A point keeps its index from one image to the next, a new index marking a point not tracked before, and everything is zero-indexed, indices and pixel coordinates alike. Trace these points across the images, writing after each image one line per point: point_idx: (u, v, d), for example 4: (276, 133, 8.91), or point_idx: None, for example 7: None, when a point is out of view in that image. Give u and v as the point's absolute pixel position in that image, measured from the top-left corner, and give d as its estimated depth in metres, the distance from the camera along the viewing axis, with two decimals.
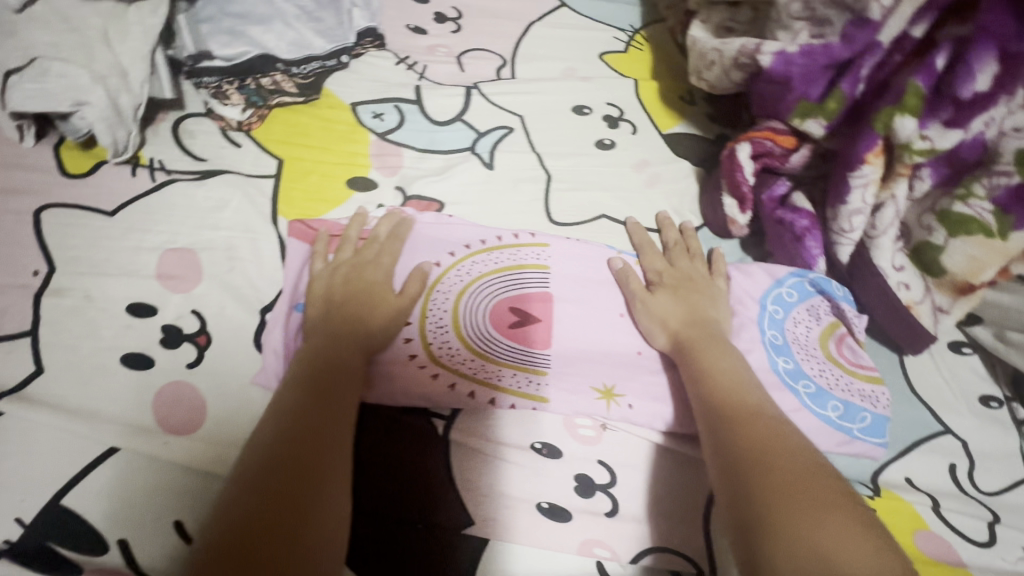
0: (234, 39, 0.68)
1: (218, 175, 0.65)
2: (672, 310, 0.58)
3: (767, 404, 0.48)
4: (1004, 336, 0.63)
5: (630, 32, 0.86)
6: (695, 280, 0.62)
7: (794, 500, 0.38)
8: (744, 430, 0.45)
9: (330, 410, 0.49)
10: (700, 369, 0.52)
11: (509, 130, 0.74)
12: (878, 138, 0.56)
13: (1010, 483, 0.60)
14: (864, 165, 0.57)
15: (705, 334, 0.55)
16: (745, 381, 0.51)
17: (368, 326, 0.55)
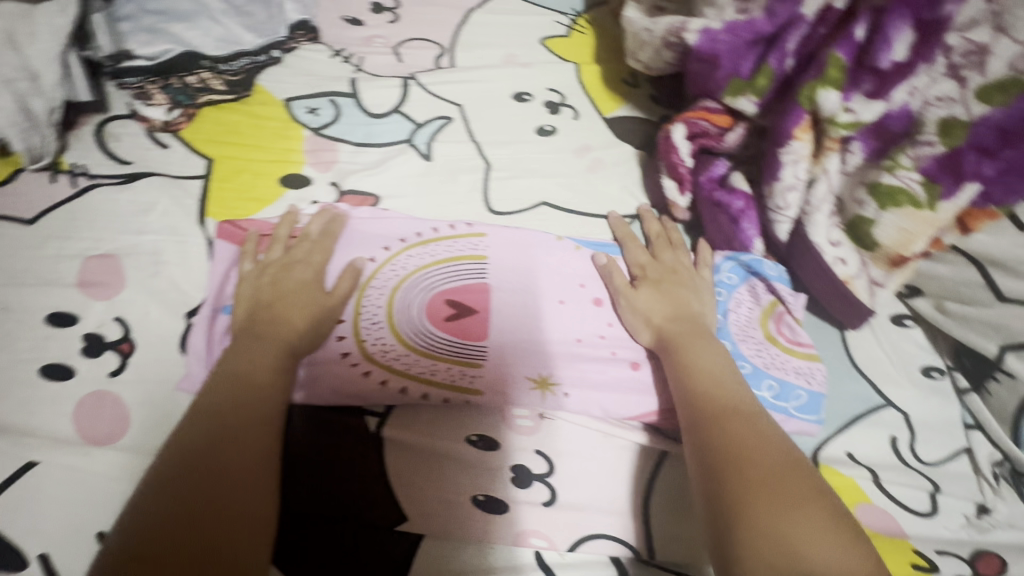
0: (155, 38, 0.67)
1: (144, 177, 0.63)
2: (655, 306, 0.58)
3: (748, 401, 0.49)
4: (943, 306, 0.62)
5: (572, 16, 0.84)
6: (680, 274, 0.61)
7: (772, 505, 0.40)
8: (727, 429, 0.46)
9: (259, 406, 0.48)
10: (684, 365, 0.53)
11: (448, 120, 0.73)
12: (805, 113, 0.56)
13: (951, 452, 0.61)
14: (794, 140, 0.58)
15: (688, 330, 0.56)
16: (728, 377, 0.52)
17: (296, 326, 0.54)
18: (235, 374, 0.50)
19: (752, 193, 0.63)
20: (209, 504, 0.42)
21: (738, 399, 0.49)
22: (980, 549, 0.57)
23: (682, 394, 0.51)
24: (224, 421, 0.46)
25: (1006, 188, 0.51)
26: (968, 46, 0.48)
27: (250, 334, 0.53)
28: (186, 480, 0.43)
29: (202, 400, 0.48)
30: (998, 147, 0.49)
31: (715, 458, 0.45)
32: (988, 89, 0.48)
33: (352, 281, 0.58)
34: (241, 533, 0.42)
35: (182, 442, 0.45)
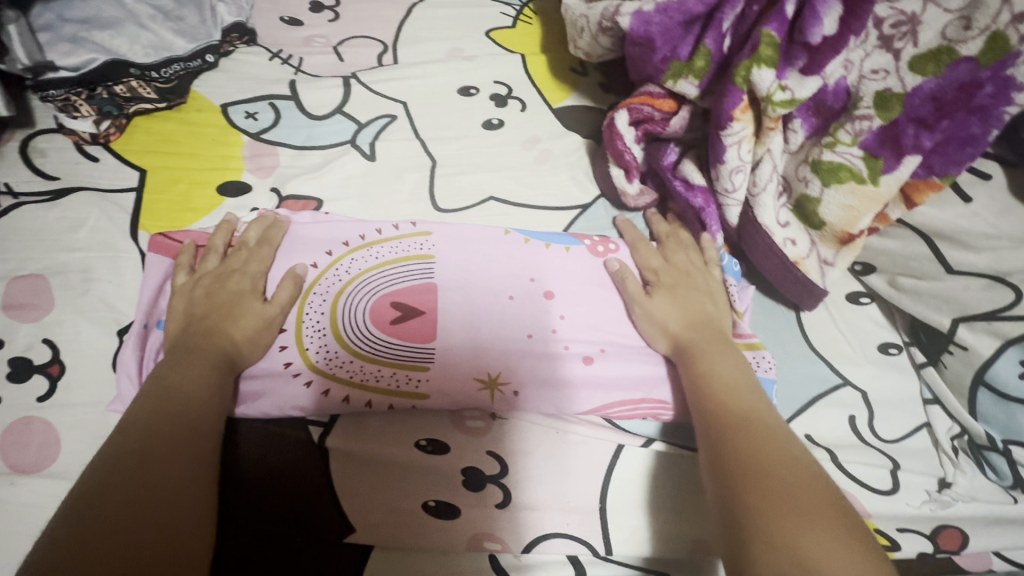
0: (77, 48, 0.64)
1: (72, 193, 0.61)
2: (672, 312, 0.56)
3: (768, 412, 0.47)
4: (896, 282, 0.62)
5: (518, 6, 0.83)
6: (694, 275, 0.59)
7: (786, 512, 0.37)
8: (744, 437, 0.43)
9: (195, 417, 0.45)
10: (703, 375, 0.50)
11: (392, 118, 0.71)
12: (742, 94, 0.54)
13: (910, 428, 0.60)
14: (733, 121, 0.55)
15: (706, 338, 0.54)
16: (747, 387, 0.49)
17: (232, 337, 0.51)
18: (170, 381, 0.47)
19: (707, 184, 0.62)
20: (134, 518, 0.39)
21: (758, 409, 0.47)
22: (943, 524, 0.57)
23: (700, 404, 0.48)
24: (159, 432, 0.43)
25: (944, 158, 0.51)
26: (899, 17, 0.49)
27: (179, 346, 0.50)
28: (114, 491, 0.39)
29: (131, 410, 0.45)
30: (934, 119, 0.50)
31: (730, 466, 0.42)
32: (921, 60, 0.49)
33: (292, 288, 0.55)
34: (173, 551, 0.39)
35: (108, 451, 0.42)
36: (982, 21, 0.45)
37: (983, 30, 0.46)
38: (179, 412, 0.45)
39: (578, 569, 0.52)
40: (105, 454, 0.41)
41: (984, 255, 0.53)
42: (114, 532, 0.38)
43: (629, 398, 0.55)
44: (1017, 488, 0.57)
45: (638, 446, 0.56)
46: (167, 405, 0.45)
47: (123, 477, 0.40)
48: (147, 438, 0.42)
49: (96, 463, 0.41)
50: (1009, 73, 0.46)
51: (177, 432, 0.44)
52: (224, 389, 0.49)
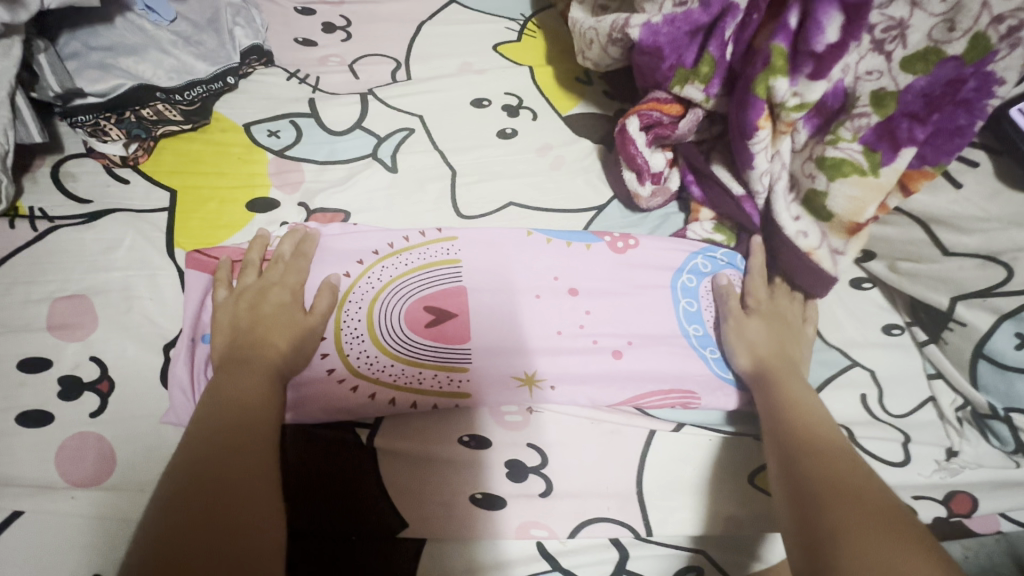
0: (105, 74, 0.66)
1: (107, 214, 0.63)
2: (760, 338, 0.59)
3: (843, 438, 0.50)
4: (895, 267, 0.66)
5: (522, 21, 0.86)
6: (788, 316, 0.62)
7: (869, 525, 0.40)
8: (826, 461, 0.47)
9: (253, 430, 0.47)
10: (782, 400, 0.54)
11: (410, 131, 0.74)
12: (763, 104, 0.57)
13: (917, 403, 0.64)
14: (759, 130, 0.59)
15: (785, 366, 0.57)
16: (819, 411, 0.52)
17: (274, 346, 0.53)
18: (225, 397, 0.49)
19: (747, 192, 0.64)
20: (203, 527, 0.40)
21: (835, 437, 0.50)
22: (953, 489, 0.61)
23: (779, 428, 0.52)
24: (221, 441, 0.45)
25: (935, 149, 0.56)
26: (889, 22, 0.53)
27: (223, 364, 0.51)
28: (182, 502, 0.41)
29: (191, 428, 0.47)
30: (926, 113, 0.55)
31: (813, 484, 0.45)
32: (911, 60, 0.54)
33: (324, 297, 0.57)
34: (249, 556, 0.40)
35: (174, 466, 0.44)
36: (965, 23, 0.51)
37: (966, 31, 0.51)
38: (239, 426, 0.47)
39: (620, 551, 0.54)
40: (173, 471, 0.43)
41: (976, 237, 0.58)
42: (187, 544, 0.39)
43: (659, 388, 0.58)
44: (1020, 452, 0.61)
45: (669, 431, 0.59)
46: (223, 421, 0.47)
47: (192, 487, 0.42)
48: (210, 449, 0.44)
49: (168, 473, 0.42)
50: (989, 69, 0.52)
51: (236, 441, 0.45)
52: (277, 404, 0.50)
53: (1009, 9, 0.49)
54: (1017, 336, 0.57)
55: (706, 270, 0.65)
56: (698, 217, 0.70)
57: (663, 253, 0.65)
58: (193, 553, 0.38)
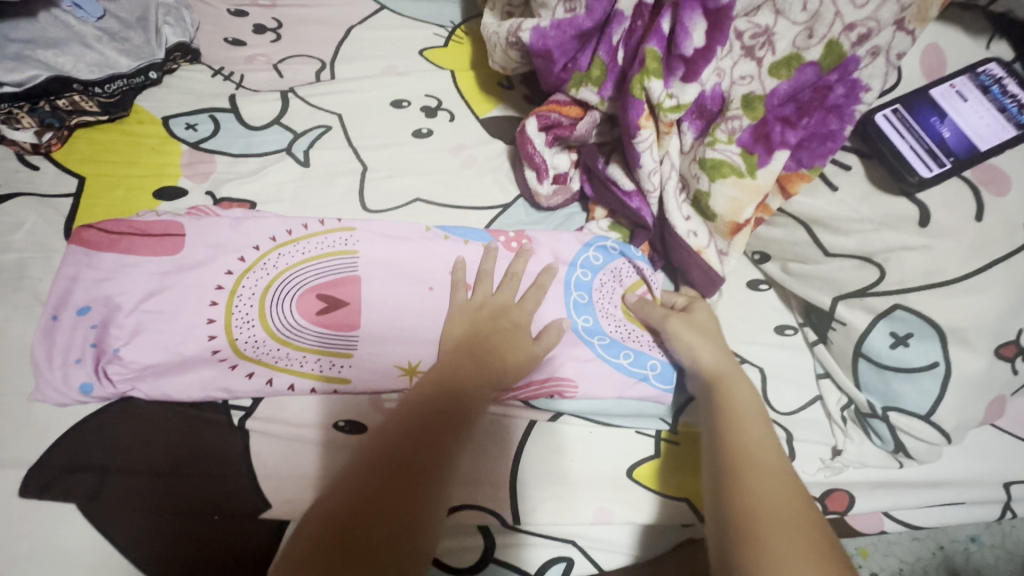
0: (21, 65, 0.68)
1: (12, 198, 0.64)
2: (711, 353, 0.58)
3: (774, 452, 0.49)
4: (788, 268, 0.67)
5: (451, 28, 0.89)
6: (706, 318, 0.62)
7: (781, 554, 0.40)
8: (755, 482, 0.45)
9: (432, 478, 0.44)
10: (720, 411, 0.53)
11: (327, 128, 0.76)
12: (642, 104, 0.60)
13: (805, 402, 0.65)
14: (640, 129, 0.61)
15: (731, 379, 0.56)
16: (760, 428, 0.51)
17: (505, 363, 0.56)
18: (401, 434, 0.46)
19: (638, 188, 0.66)
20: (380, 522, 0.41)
21: (777, 461, 0.48)
22: (832, 487, 0.63)
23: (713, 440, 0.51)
24: (397, 494, 0.43)
25: (811, 152, 0.58)
26: (756, 29, 0.56)
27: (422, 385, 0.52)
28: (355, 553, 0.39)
29: (354, 465, 0.44)
30: (796, 117, 0.57)
31: (736, 503, 0.44)
32: (777, 66, 0.56)
33: (521, 346, 0.57)
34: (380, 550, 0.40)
35: (332, 504, 0.42)
36: (821, 31, 0.54)
37: (822, 38, 0.54)
38: (413, 472, 0.44)
39: (487, 538, 0.55)
40: (335, 506, 0.41)
41: (852, 238, 0.60)
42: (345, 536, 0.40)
43: (537, 377, 0.59)
44: (899, 451, 0.62)
45: (547, 421, 0.61)
46: (405, 469, 0.44)
47: (358, 543, 0.40)
48: (379, 500, 0.42)
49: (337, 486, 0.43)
50: (854, 76, 0.54)
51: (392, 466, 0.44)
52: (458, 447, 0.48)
53: (859, 18, 0.52)
54: (891, 335, 0.59)
55: (596, 264, 0.66)
56: (594, 217, 0.72)
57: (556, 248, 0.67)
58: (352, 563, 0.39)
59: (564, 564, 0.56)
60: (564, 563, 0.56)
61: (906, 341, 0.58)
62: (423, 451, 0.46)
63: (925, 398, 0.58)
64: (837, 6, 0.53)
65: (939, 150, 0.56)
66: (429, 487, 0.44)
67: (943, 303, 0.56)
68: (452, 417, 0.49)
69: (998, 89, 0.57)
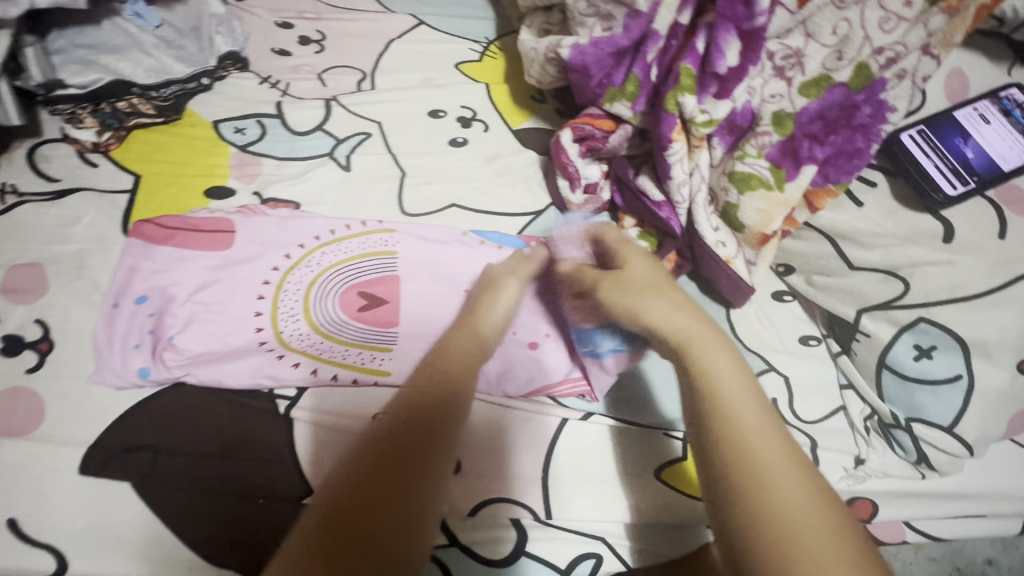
0: (86, 68, 0.73)
1: (72, 192, 0.68)
2: (659, 318, 0.48)
3: (769, 431, 0.41)
4: (812, 280, 0.68)
5: (485, 43, 0.93)
6: (646, 271, 0.53)
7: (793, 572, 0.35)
8: (770, 503, 0.38)
9: (423, 462, 0.42)
10: (697, 386, 0.44)
11: (367, 135, 0.80)
12: (675, 118, 0.63)
13: (829, 411, 0.67)
14: (672, 142, 0.64)
15: (698, 343, 0.46)
16: (751, 413, 0.42)
17: (483, 341, 0.55)
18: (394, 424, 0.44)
19: (667, 199, 0.68)
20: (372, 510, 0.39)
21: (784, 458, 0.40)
22: (856, 496, 0.64)
23: (701, 445, 0.43)
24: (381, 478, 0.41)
25: (837, 168, 0.60)
26: (786, 51, 0.59)
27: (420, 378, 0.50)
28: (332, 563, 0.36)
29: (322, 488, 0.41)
30: (824, 134, 0.59)
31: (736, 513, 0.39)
32: (807, 86, 0.59)
33: (484, 317, 0.57)
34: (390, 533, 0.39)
35: (328, 494, 0.40)
36: (851, 53, 0.56)
37: (852, 60, 0.57)
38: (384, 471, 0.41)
39: (520, 532, 0.57)
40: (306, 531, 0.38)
41: (877, 252, 0.62)
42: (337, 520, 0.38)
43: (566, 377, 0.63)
44: (922, 462, 0.63)
45: (578, 419, 0.62)
46: (382, 466, 0.41)
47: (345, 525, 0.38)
48: (373, 485, 0.40)
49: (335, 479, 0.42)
50: (880, 97, 0.57)
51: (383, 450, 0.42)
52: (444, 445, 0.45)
53: (887, 42, 0.55)
54: (915, 347, 0.60)
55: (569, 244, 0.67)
56: (623, 226, 0.74)
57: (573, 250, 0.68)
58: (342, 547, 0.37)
59: (594, 561, 0.56)
60: (593, 559, 0.56)
61: (930, 354, 0.60)
62: (393, 448, 0.42)
63: (948, 410, 0.59)
64: (866, 30, 0.55)
65: (963, 169, 0.58)
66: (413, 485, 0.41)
67: (966, 317, 0.58)
68: (423, 409, 0.46)
69: (1020, 112, 0.59)
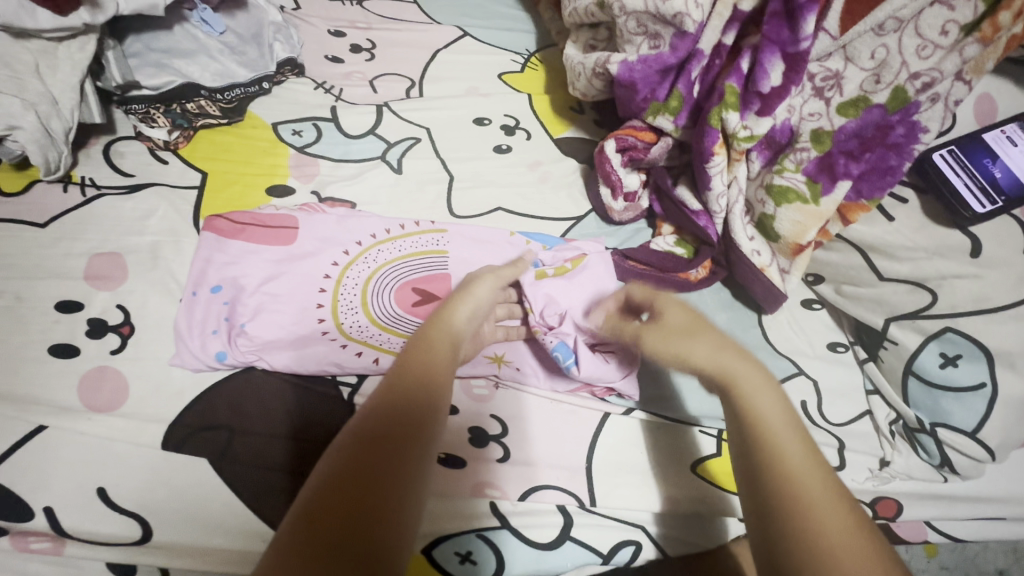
0: (160, 71, 0.77)
1: (146, 187, 0.72)
2: (703, 354, 0.49)
3: (808, 464, 0.43)
4: (841, 290, 0.72)
5: (526, 55, 0.97)
6: (678, 313, 0.52)
7: None
8: (820, 525, 0.40)
9: (407, 449, 0.44)
10: (740, 417, 0.46)
11: (416, 140, 0.84)
12: (718, 133, 0.67)
13: (855, 414, 0.70)
14: (714, 155, 0.68)
15: (743, 376, 0.48)
16: (797, 441, 0.44)
17: (451, 338, 0.54)
18: (383, 413, 0.46)
19: (705, 208, 0.73)
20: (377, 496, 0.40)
21: (830, 483, 0.42)
22: (880, 495, 0.67)
23: (744, 470, 0.45)
24: (378, 463, 0.42)
25: (871, 185, 0.63)
26: (826, 73, 0.63)
27: (396, 371, 0.50)
28: (327, 558, 0.36)
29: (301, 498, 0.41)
30: (859, 152, 0.63)
31: (773, 538, 0.41)
32: (845, 106, 0.62)
33: (450, 321, 0.56)
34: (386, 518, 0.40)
35: (321, 479, 0.41)
36: (888, 77, 0.60)
37: (889, 84, 0.60)
38: (369, 485, 0.41)
39: (566, 517, 0.60)
40: (286, 533, 0.38)
41: (906, 264, 0.65)
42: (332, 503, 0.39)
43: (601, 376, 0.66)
44: (945, 466, 0.66)
45: (619, 414, 0.66)
46: (376, 454, 0.42)
47: (350, 509, 0.39)
48: (364, 467, 0.41)
49: (333, 453, 0.43)
50: (914, 118, 0.60)
51: (382, 437, 0.44)
52: (426, 453, 0.45)
53: (924, 68, 0.59)
54: (941, 355, 0.64)
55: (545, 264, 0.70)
56: (661, 233, 0.78)
57: (604, 259, 0.72)
58: (342, 526, 0.38)
59: (634, 547, 0.59)
60: (633, 546, 0.59)
61: (955, 362, 0.63)
62: (380, 461, 0.42)
63: (972, 415, 0.62)
64: (903, 56, 0.59)
65: (992, 189, 0.61)
66: (399, 493, 0.41)
67: (992, 328, 0.61)
68: (407, 421, 0.45)
69: None
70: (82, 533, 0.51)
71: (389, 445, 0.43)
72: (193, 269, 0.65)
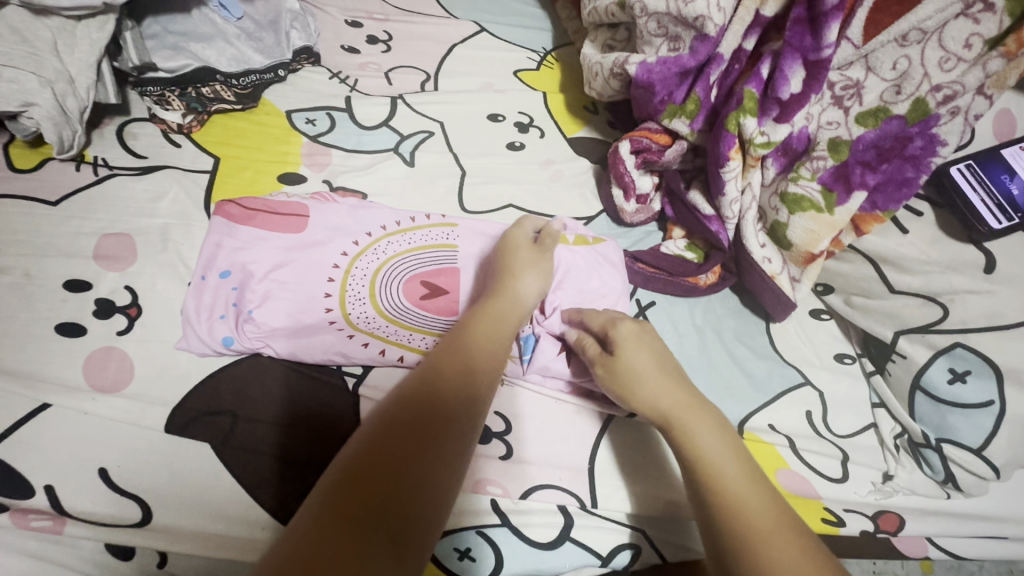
0: (176, 54, 0.78)
1: (159, 170, 0.72)
2: (649, 393, 0.53)
3: (753, 500, 0.45)
4: (850, 301, 0.72)
5: (542, 53, 0.97)
6: (635, 344, 0.56)
7: None
8: (765, 552, 0.42)
9: (443, 427, 0.45)
10: (689, 456, 0.49)
11: (429, 133, 0.83)
12: (734, 138, 0.66)
13: (860, 426, 0.70)
14: (729, 161, 0.67)
15: (686, 417, 0.51)
16: (740, 477, 0.47)
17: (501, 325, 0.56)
18: (418, 393, 0.47)
19: (717, 213, 0.72)
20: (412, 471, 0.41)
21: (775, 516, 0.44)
22: (883, 508, 0.66)
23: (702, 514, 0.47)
24: (412, 440, 0.43)
25: (886, 197, 0.63)
26: (847, 82, 0.62)
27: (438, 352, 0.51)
28: (355, 528, 0.37)
29: (330, 466, 0.42)
30: (877, 162, 0.62)
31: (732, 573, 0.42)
32: (864, 116, 0.62)
33: (497, 307, 0.57)
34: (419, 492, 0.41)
35: (357, 449, 0.42)
36: (909, 89, 0.60)
37: (910, 95, 0.60)
38: (396, 461, 0.41)
39: (566, 518, 0.60)
40: (315, 502, 0.39)
41: (918, 277, 0.65)
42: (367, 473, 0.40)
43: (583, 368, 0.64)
44: (948, 482, 0.66)
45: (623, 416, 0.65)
46: (410, 429, 0.44)
47: (378, 482, 0.40)
48: (398, 442, 0.42)
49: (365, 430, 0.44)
50: (933, 131, 0.60)
51: (419, 415, 0.45)
52: (462, 433, 0.46)
53: (945, 81, 0.58)
54: (949, 371, 0.63)
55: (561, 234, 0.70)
56: (672, 236, 0.78)
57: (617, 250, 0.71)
58: (377, 498, 0.39)
59: (631, 551, 0.59)
60: (631, 550, 0.59)
61: (964, 378, 0.62)
62: (410, 439, 0.43)
63: (977, 432, 0.62)
64: (926, 68, 0.58)
65: (1008, 205, 0.61)
66: (430, 469, 0.42)
67: (1002, 346, 0.60)
68: (431, 402, 0.46)
69: None
70: (80, 512, 0.50)
71: (424, 422, 0.45)
72: (204, 253, 0.65)
